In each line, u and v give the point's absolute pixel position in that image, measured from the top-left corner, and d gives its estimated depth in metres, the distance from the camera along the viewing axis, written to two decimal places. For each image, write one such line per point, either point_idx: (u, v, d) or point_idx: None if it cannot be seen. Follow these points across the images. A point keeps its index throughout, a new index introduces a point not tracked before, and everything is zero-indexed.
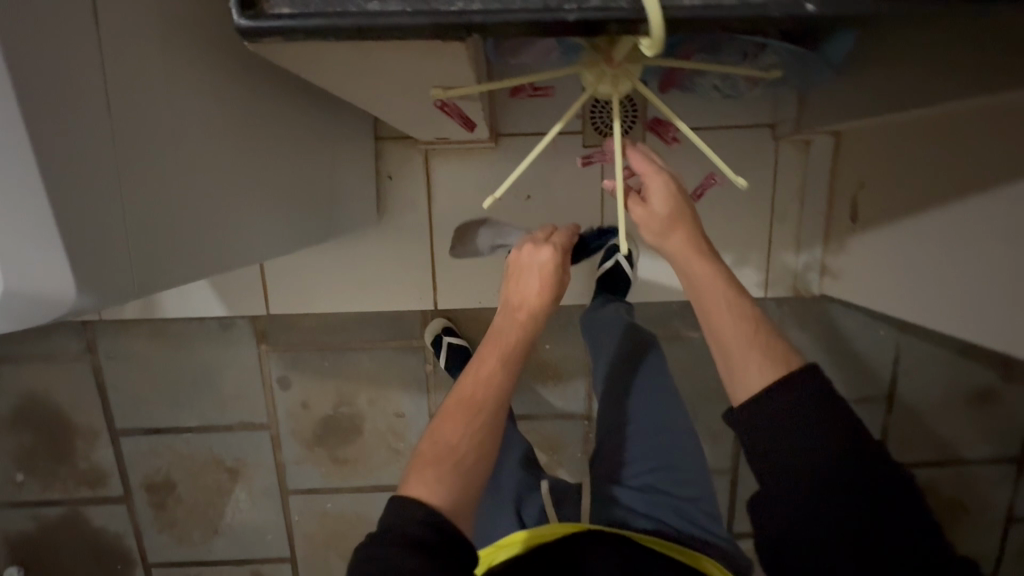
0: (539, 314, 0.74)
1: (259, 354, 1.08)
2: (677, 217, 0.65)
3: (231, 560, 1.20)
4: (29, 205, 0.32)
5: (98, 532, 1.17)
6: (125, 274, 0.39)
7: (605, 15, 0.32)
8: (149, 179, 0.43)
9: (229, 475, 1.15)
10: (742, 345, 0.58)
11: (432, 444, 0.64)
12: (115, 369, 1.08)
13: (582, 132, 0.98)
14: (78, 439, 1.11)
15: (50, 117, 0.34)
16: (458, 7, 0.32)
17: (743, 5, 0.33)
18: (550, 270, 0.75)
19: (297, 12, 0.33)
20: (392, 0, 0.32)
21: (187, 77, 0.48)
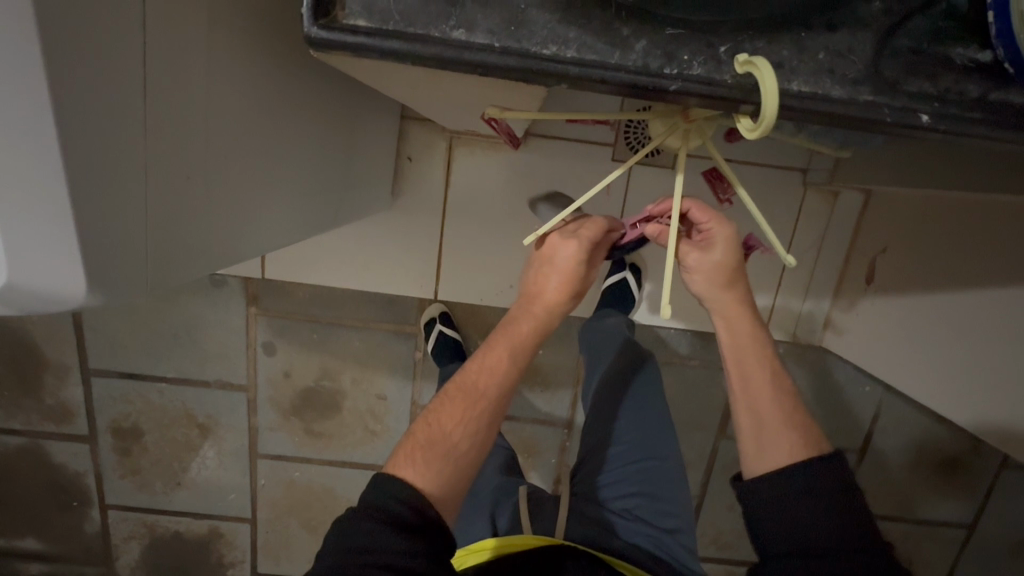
0: (551, 312, 0.73)
1: (247, 316, 1.05)
2: (734, 277, 0.64)
3: (191, 513, 1.19)
4: (50, 194, 0.30)
5: (58, 468, 1.15)
6: (141, 271, 0.38)
7: (706, 89, 0.31)
8: (178, 166, 0.40)
9: (199, 431, 1.13)
10: (770, 416, 0.62)
11: (426, 424, 0.67)
12: (95, 309, 1.04)
13: (613, 144, 0.96)
14: (48, 374, 1.08)
15: (86, 100, 0.31)
16: (551, 52, 0.31)
17: (856, 104, 0.32)
18: (572, 267, 0.71)
19: (373, 28, 0.31)
20: (480, 34, 0.31)
21: (230, 51, 0.44)
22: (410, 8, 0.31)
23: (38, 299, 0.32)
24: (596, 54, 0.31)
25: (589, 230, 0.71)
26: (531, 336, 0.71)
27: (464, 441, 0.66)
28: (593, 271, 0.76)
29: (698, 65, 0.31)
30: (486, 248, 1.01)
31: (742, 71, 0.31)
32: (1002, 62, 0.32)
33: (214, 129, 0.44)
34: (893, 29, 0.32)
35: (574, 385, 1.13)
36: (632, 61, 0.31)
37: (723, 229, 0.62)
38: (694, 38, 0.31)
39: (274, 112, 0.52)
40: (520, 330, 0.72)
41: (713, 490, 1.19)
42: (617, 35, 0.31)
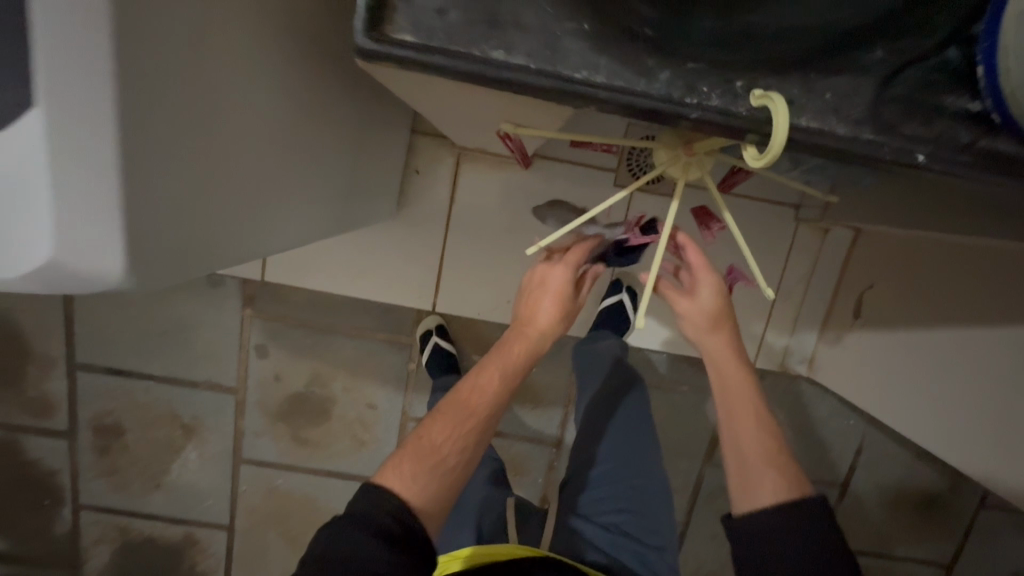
0: (542, 335, 0.74)
1: (242, 317, 1.05)
2: (722, 320, 0.68)
3: (166, 517, 1.16)
4: (93, 174, 0.32)
5: (32, 464, 1.12)
6: (165, 259, 0.39)
7: (721, 119, 0.34)
8: (205, 164, 0.43)
9: (183, 432, 1.11)
10: (757, 457, 0.64)
11: (415, 439, 0.67)
12: (87, 302, 1.03)
13: (615, 169, 0.99)
14: (32, 365, 1.06)
15: (137, 88, 0.34)
16: (583, 75, 0.33)
17: (858, 141, 0.35)
18: (563, 290, 0.74)
19: (419, 42, 0.32)
20: (519, 55, 0.33)
21: (262, 59, 0.48)
22: (454, 27, 0.33)
23: (78, 278, 0.33)
24: (624, 80, 0.33)
25: (576, 254, 0.75)
26: (524, 358, 0.72)
27: (453, 457, 0.66)
28: (584, 297, 0.78)
29: (716, 95, 0.34)
30: (486, 263, 1.02)
31: (757, 104, 0.34)
32: (990, 113, 0.35)
33: (235, 131, 0.46)
34: (896, 72, 0.34)
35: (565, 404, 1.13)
36: (655, 90, 0.34)
37: (711, 277, 0.67)
38: (712, 70, 0.34)
39: (286, 117, 0.54)
40: (512, 352, 0.72)
41: (697, 517, 1.19)
42: (642, 64, 0.33)
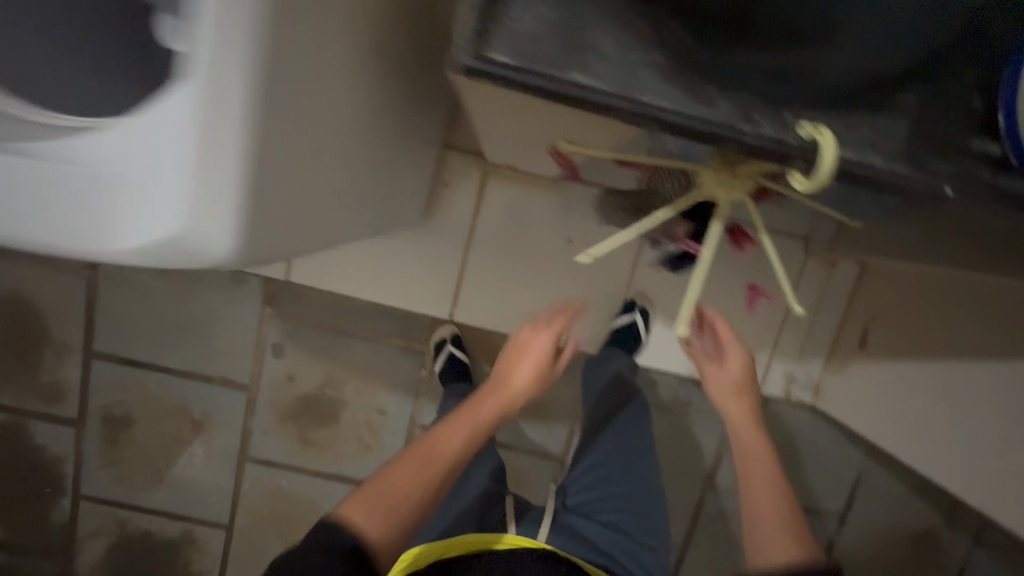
0: (510, 399, 0.85)
1: (262, 316, 1.07)
2: (745, 390, 0.90)
3: (166, 512, 1.15)
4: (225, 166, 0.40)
5: (37, 450, 1.12)
6: (257, 242, 0.47)
7: (774, 147, 0.38)
8: (299, 161, 0.50)
9: (192, 427, 1.12)
10: (774, 521, 0.79)
11: (388, 473, 0.74)
12: (111, 291, 1.05)
13: (635, 193, 1.02)
14: (50, 351, 1.07)
15: (268, 99, 0.41)
16: (655, 101, 0.37)
17: (893, 172, 0.38)
18: (541, 357, 0.87)
19: (512, 63, 0.36)
20: (599, 79, 0.36)
21: (347, 71, 0.54)
22: (541, 50, 0.36)
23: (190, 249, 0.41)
24: (691, 107, 0.37)
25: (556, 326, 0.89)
26: (491, 413, 0.83)
27: (416, 490, 0.73)
28: (554, 372, 0.91)
29: (766, 119, 0.38)
30: (505, 276, 1.05)
31: (806, 136, 0.37)
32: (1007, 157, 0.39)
33: (320, 136, 0.52)
34: (927, 115, 0.39)
35: (571, 422, 1.15)
36: (714, 114, 0.37)
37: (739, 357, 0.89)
38: (768, 103, 0.38)
39: (355, 124, 0.60)
40: (483, 407, 0.83)
41: (696, 541, 1.19)
42: (704, 92, 0.37)
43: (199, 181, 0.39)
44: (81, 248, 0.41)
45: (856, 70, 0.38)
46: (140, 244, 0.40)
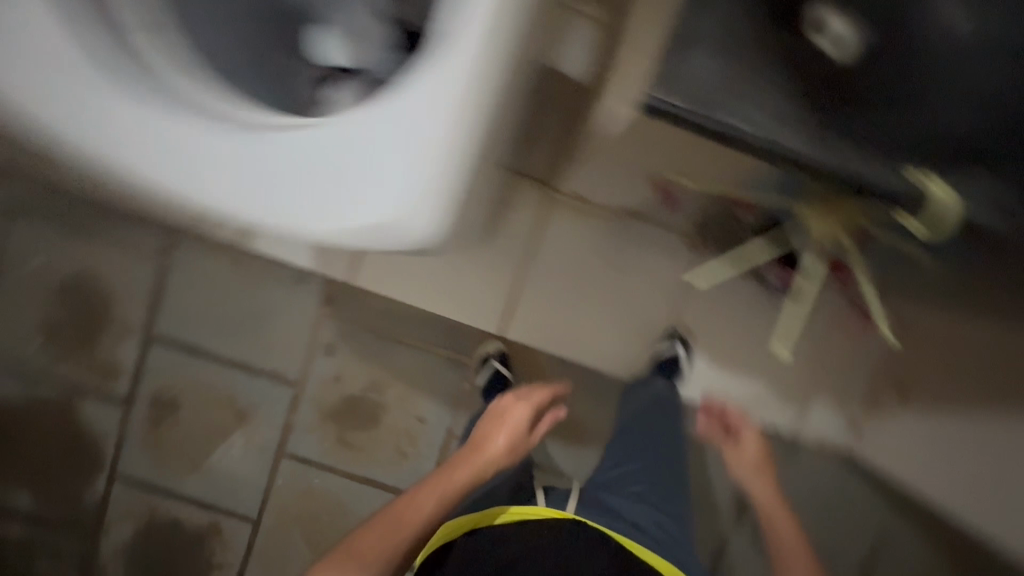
0: (484, 464, 0.89)
1: (318, 315, 1.11)
2: (762, 466, 0.99)
3: (197, 502, 1.17)
4: (452, 163, 0.42)
5: (83, 426, 1.15)
6: (447, 237, 0.48)
7: (885, 188, 0.46)
8: (485, 164, 0.51)
9: (236, 417, 1.14)
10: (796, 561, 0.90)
11: (360, 535, 0.81)
12: (180, 278, 1.10)
13: (684, 231, 1.07)
14: (112, 331, 1.11)
15: (495, 105, 0.43)
16: (792, 143, 0.45)
17: (992, 221, 0.46)
18: (514, 428, 0.93)
19: (682, 104, 0.44)
20: (749, 122, 0.45)
21: (520, 86, 0.56)
22: (707, 96, 0.44)
23: (401, 237, 0.44)
24: (823, 150, 0.45)
25: (532, 397, 0.96)
26: (462, 481, 0.86)
27: (399, 540, 0.81)
28: (530, 440, 0.95)
29: (884, 172, 0.46)
30: (555, 299, 1.10)
31: (911, 180, 0.46)
32: None
33: (499, 142, 0.54)
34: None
35: (602, 449, 1.14)
36: (843, 160, 0.45)
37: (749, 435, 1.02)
38: (886, 155, 0.46)
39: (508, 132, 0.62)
40: (457, 470, 0.88)
41: None
42: (832, 145, 0.45)
43: (421, 179, 0.42)
44: (302, 227, 0.45)
45: (949, 137, 0.47)
46: (356, 229, 0.44)
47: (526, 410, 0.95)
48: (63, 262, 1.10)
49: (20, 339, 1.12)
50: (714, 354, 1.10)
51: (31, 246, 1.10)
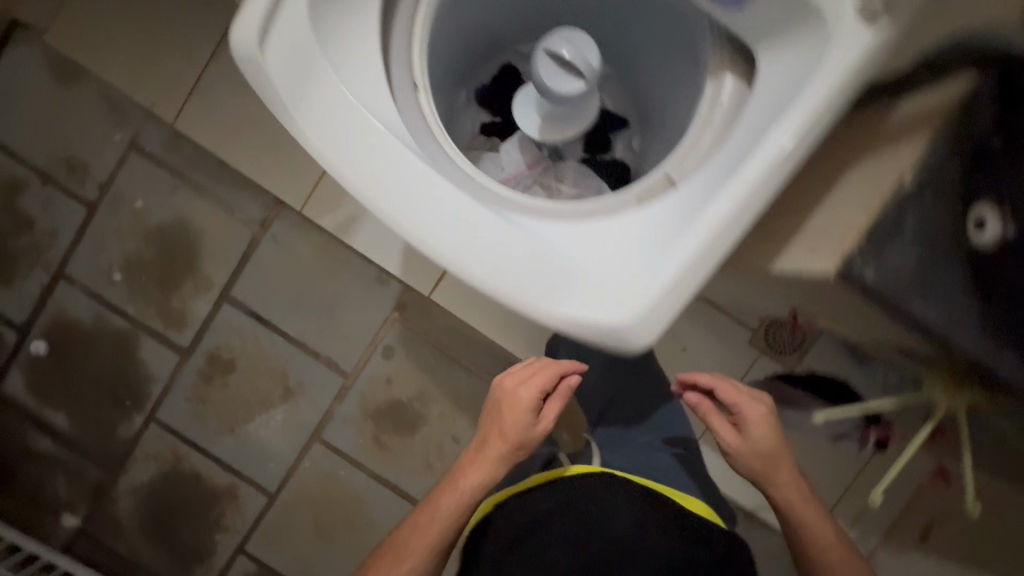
0: (487, 463, 0.73)
1: (387, 317, 1.16)
2: (774, 450, 0.73)
3: (223, 462, 1.20)
4: (682, 290, 0.47)
5: (137, 364, 1.18)
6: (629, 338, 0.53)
7: None
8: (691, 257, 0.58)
9: (283, 392, 1.18)
10: (833, 560, 0.75)
11: (392, 543, 0.77)
12: (268, 250, 1.14)
13: (754, 330, 1.07)
14: (191, 281, 1.16)
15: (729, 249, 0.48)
16: (967, 342, 0.44)
17: None
18: (517, 424, 0.71)
19: (880, 281, 0.44)
20: (933, 309, 0.44)
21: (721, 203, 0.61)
22: (906, 279, 0.44)
23: (612, 340, 0.48)
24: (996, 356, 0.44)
25: (537, 380, 0.72)
26: (471, 488, 0.73)
27: (417, 554, 0.75)
28: (543, 430, 0.72)
29: None
30: None
31: None
32: None
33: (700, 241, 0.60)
34: None
35: None
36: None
37: (757, 413, 0.72)
38: None
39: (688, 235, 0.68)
40: (465, 474, 0.74)
41: None
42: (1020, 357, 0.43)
43: (653, 299, 0.47)
44: (519, 301, 0.48)
45: None
46: (575, 318, 0.47)
47: (528, 395, 0.71)
48: (164, 208, 1.14)
49: (101, 270, 1.16)
50: None
51: (137, 187, 1.14)
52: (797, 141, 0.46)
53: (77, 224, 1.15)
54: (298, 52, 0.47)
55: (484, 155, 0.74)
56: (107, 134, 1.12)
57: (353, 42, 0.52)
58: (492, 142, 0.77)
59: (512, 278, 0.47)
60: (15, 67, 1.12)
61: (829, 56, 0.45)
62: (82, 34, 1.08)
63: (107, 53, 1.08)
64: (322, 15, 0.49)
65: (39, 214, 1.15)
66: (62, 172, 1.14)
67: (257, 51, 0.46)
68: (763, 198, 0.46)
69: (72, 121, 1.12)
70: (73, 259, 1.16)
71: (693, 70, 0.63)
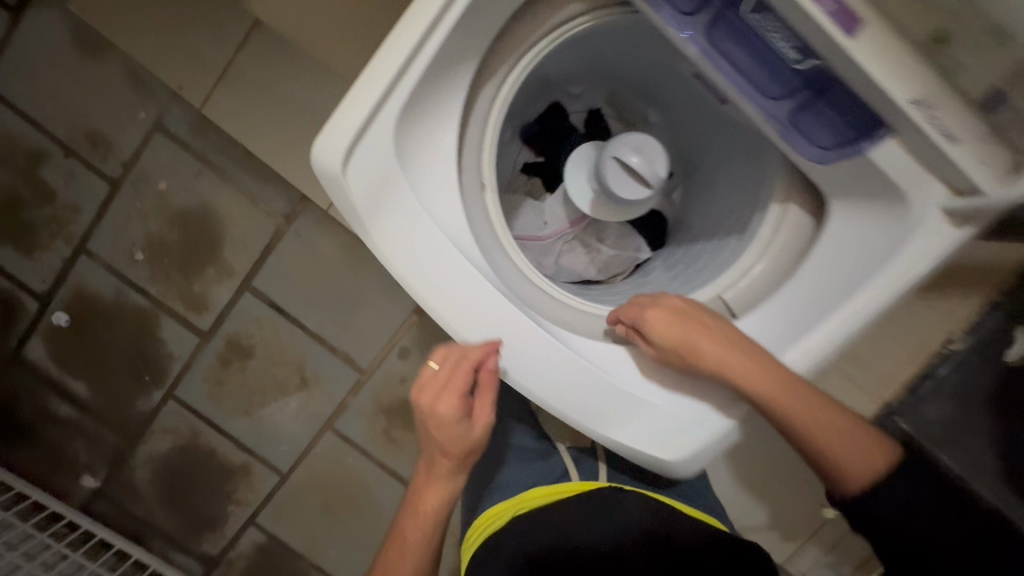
0: (446, 479, 0.69)
1: (406, 320, 1.18)
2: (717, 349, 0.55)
3: (238, 441, 1.25)
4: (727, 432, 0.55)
5: (157, 343, 1.21)
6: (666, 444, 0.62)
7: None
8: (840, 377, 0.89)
9: (299, 382, 1.21)
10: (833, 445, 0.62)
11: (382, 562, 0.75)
12: (292, 244, 1.14)
13: None
14: (213, 268, 1.16)
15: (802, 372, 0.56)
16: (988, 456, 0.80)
17: None
18: (456, 436, 0.61)
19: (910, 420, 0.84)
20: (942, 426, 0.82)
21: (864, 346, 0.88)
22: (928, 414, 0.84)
23: (661, 469, 0.56)
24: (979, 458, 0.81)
25: (456, 385, 0.56)
26: (436, 507, 0.71)
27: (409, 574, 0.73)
28: (481, 432, 0.61)
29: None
30: None
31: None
32: None
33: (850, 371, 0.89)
34: None
35: None
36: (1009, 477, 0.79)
37: (656, 314, 0.56)
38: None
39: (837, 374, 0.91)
40: (428, 492, 0.70)
41: None
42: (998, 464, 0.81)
43: (705, 439, 0.55)
44: (587, 429, 0.53)
45: None
46: (635, 451, 0.54)
47: (455, 406, 0.58)
48: (187, 192, 1.13)
49: (123, 248, 1.16)
50: (742, 477, 1.18)
51: (161, 168, 1.12)
52: (877, 301, 0.52)
53: (99, 201, 1.14)
54: (379, 172, 0.46)
55: (526, 202, 0.74)
56: (132, 112, 1.10)
57: (427, 150, 0.51)
58: (532, 183, 0.78)
59: (589, 411, 0.53)
60: (38, 33, 1.08)
61: (918, 231, 0.51)
62: (109, 6, 1.03)
63: (133, 28, 1.04)
64: (405, 131, 0.48)
65: (61, 187, 1.14)
66: (85, 146, 1.11)
67: (340, 170, 0.45)
68: (825, 358, 0.54)
69: (96, 95, 1.09)
70: (95, 234, 1.16)
71: (739, 168, 0.67)
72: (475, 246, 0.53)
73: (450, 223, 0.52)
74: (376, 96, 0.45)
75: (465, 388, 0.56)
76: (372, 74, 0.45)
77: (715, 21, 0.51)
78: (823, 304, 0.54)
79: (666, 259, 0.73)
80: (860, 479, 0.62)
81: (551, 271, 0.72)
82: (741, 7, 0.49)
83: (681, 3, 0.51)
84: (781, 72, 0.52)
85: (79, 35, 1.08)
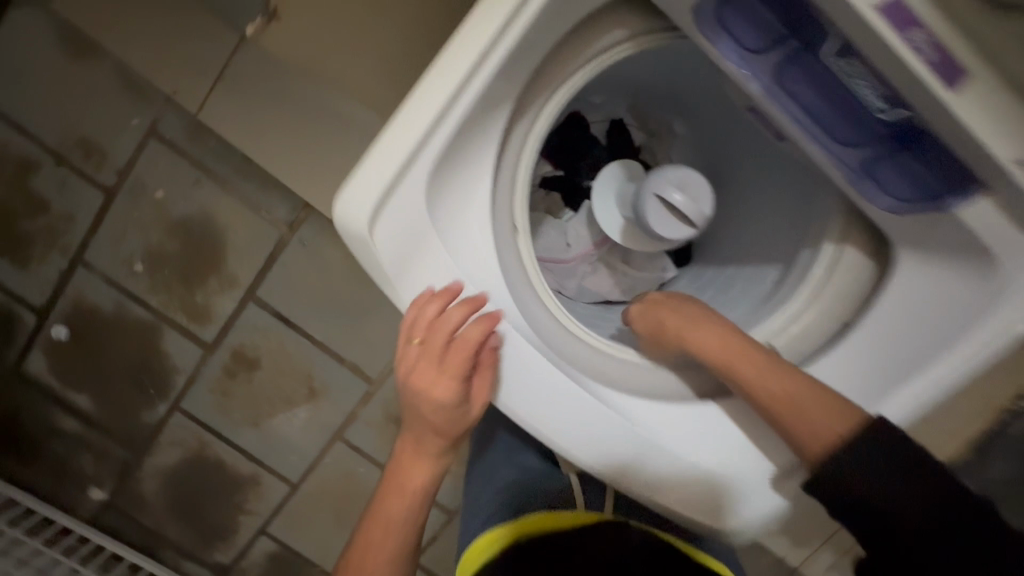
0: (435, 457, 0.62)
1: None
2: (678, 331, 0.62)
3: (247, 452, 1.23)
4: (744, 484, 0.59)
5: (160, 355, 1.18)
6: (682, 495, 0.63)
7: None
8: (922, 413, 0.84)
9: (307, 393, 1.19)
10: (802, 405, 0.55)
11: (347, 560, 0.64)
12: (296, 253, 1.10)
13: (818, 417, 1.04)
14: (216, 278, 1.12)
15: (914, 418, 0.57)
16: None
17: None
18: (450, 406, 0.54)
19: None
20: None
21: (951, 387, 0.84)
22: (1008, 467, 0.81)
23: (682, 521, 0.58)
24: None
25: (455, 351, 0.50)
26: (421, 487, 0.63)
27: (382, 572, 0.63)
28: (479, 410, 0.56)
29: None
30: None
31: None
32: None
33: None
34: None
35: None
36: None
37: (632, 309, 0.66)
38: None
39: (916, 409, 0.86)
40: (413, 472, 0.63)
41: None
42: None
43: (725, 490, 0.58)
44: (614, 478, 0.55)
45: None
46: (659, 502, 0.57)
47: (452, 372, 0.52)
48: (186, 201, 1.09)
49: (121, 259, 1.12)
50: None
51: (157, 177, 1.08)
52: (976, 350, 0.52)
53: (95, 211, 1.10)
54: (409, 223, 0.47)
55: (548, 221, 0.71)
56: (125, 117, 1.05)
57: (458, 193, 0.51)
58: (551, 200, 0.73)
59: (620, 462, 0.55)
60: (21, 34, 1.02)
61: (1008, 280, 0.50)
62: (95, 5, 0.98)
63: (123, 29, 0.98)
64: (438, 177, 0.48)
65: (54, 196, 1.09)
66: (77, 154, 1.07)
67: (371, 241, 0.46)
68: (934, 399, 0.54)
69: (87, 100, 1.04)
70: (91, 245, 1.11)
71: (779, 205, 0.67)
72: (506, 294, 0.54)
73: (481, 273, 0.53)
74: (412, 150, 0.44)
75: (467, 354, 0.50)
76: (406, 124, 0.44)
77: (789, 66, 0.50)
78: (919, 355, 0.54)
79: (692, 278, 0.77)
80: (822, 446, 0.53)
81: (568, 294, 0.70)
82: (821, 51, 0.48)
83: (748, 41, 0.50)
84: (864, 120, 0.51)
85: (66, 36, 1.02)
